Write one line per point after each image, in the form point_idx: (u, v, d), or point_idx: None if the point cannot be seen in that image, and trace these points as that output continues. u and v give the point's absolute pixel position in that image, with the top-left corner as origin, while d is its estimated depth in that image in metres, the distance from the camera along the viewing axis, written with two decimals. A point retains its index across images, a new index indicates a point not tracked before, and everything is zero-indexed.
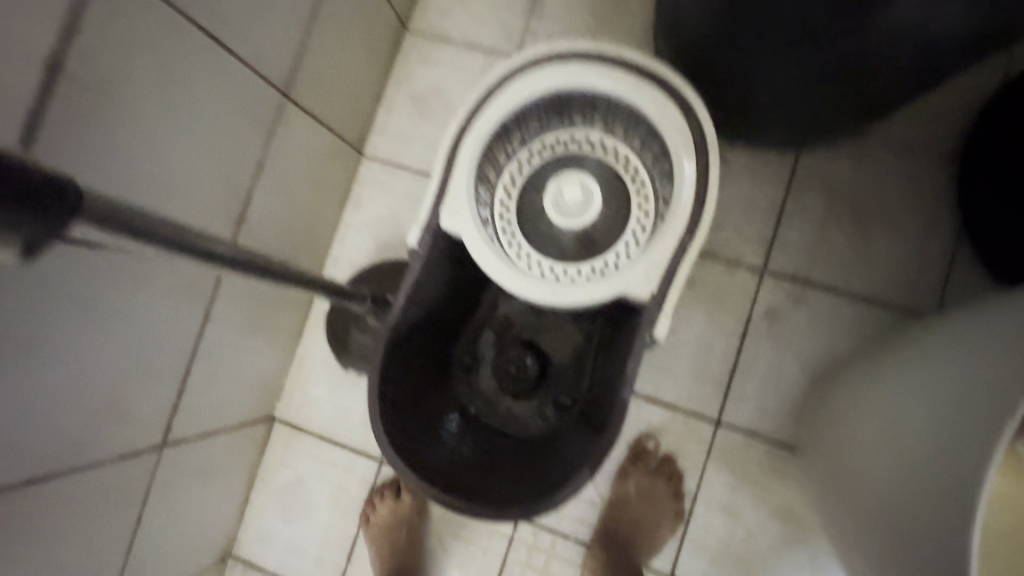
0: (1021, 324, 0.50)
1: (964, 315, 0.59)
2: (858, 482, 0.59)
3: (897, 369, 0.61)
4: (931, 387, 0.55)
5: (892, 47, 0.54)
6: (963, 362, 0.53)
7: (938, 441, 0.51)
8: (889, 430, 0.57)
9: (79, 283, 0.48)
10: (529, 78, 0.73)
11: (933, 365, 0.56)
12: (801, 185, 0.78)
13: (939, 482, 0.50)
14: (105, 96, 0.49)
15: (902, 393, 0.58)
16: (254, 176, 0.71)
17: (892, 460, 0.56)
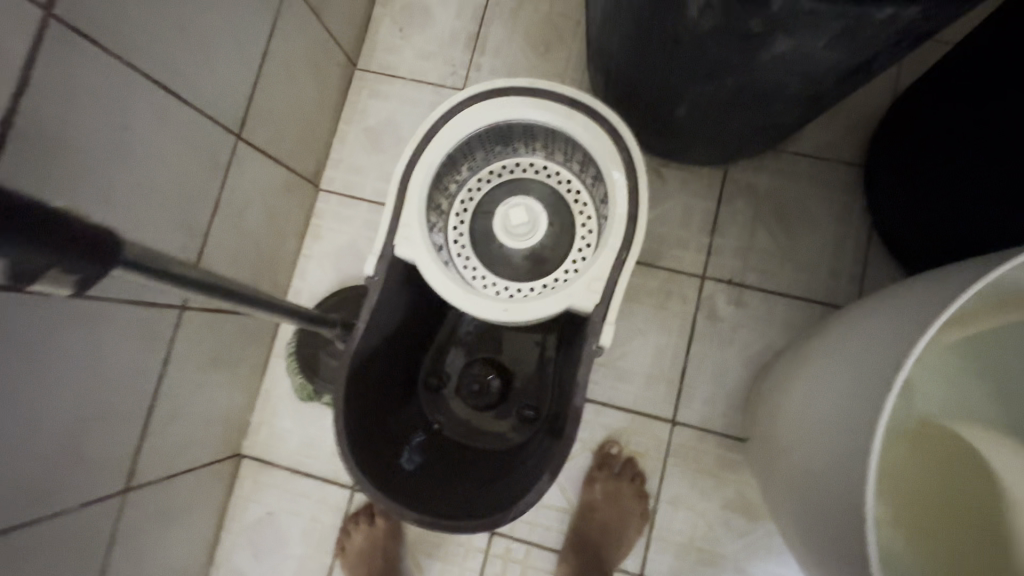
0: (912, 311, 0.55)
1: (872, 306, 0.63)
2: (796, 470, 0.62)
3: (823, 358, 0.65)
4: (845, 371, 0.59)
5: (796, 73, 0.58)
6: (869, 346, 0.57)
7: (844, 419, 0.55)
8: (813, 415, 0.61)
9: (39, 343, 0.54)
10: (470, 108, 0.68)
11: (848, 352, 0.61)
12: (732, 197, 0.88)
13: (846, 459, 0.53)
14: (64, 146, 0.51)
15: (824, 379, 0.62)
16: (211, 220, 0.73)
17: (817, 443, 0.59)
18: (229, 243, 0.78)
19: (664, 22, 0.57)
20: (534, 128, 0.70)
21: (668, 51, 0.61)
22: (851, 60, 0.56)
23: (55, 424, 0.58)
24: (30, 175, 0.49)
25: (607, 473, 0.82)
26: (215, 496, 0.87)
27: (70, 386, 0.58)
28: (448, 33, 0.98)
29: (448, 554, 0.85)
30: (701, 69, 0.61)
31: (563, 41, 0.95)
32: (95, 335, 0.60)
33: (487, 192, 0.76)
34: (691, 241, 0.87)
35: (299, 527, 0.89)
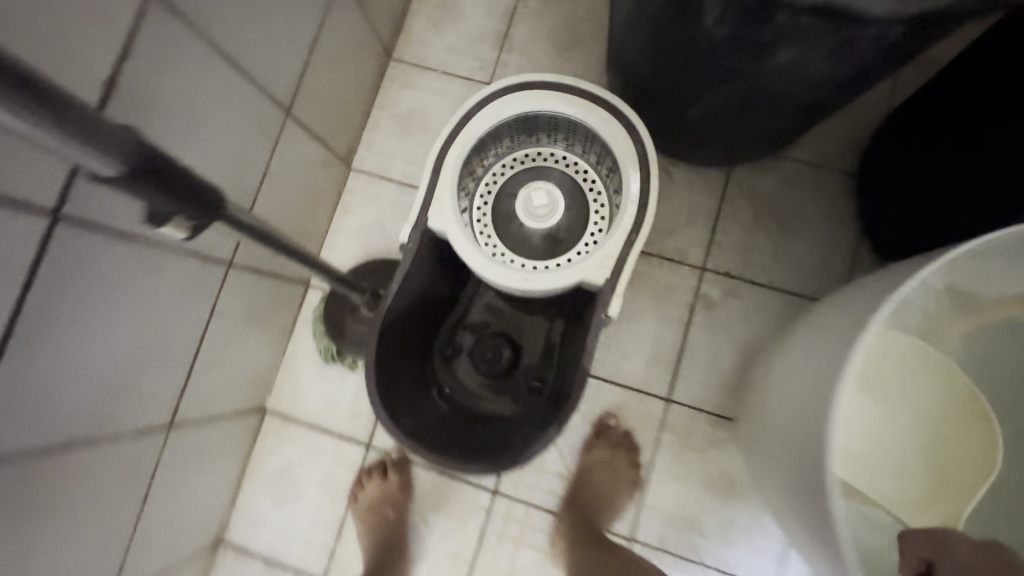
0: (882, 290, 0.61)
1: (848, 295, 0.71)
2: (776, 437, 0.69)
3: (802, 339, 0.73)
4: (820, 345, 0.66)
5: (797, 84, 0.65)
6: (841, 322, 0.64)
7: (815, 385, 0.63)
8: (792, 384, 0.68)
9: (117, 281, 0.61)
10: (500, 99, 0.76)
11: (824, 328, 0.68)
12: (734, 196, 0.95)
13: (814, 417, 0.61)
14: (153, 107, 0.58)
15: (804, 352, 0.69)
16: (258, 187, 0.81)
17: (793, 407, 0.66)
18: (271, 210, 0.85)
19: (681, 34, 0.64)
20: (557, 121, 0.78)
21: (683, 59, 0.68)
22: (845, 75, 0.63)
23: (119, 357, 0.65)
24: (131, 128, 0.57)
25: (602, 445, 0.90)
26: (239, 445, 0.94)
27: (134, 323, 0.65)
28: (479, 31, 1.05)
29: (453, 510, 0.92)
30: (713, 76, 0.68)
31: (586, 44, 1.03)
32: (161, 279, 0.67)
33: (511, 178, 0.83)
34: (694, 235, 0.94)
35: (316, 479, 0.96)
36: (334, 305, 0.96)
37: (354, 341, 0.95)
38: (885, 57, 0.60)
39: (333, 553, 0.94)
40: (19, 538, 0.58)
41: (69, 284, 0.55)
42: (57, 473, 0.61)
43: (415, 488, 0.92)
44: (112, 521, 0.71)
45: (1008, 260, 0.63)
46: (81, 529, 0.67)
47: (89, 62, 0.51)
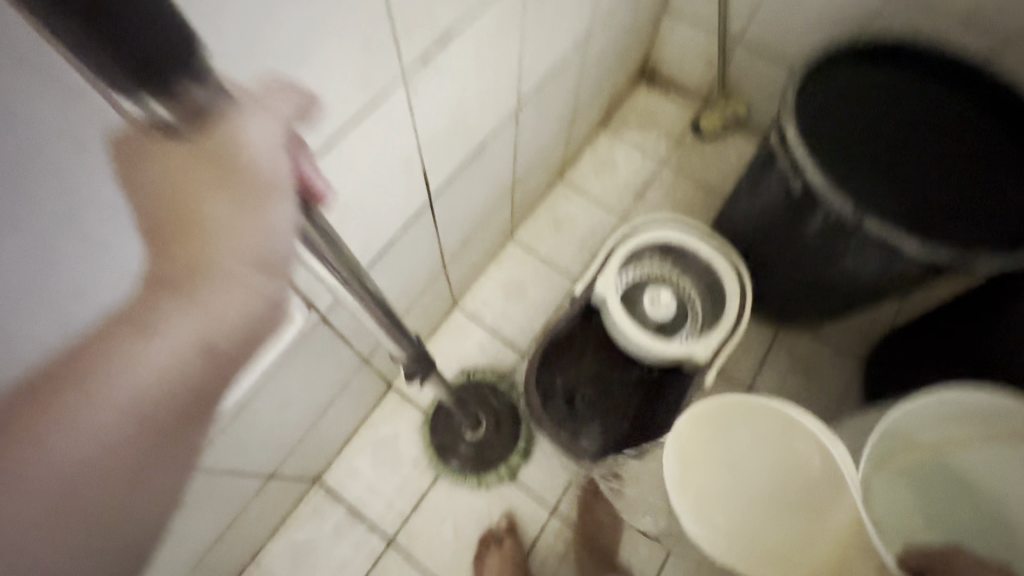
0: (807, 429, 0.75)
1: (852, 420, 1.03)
2: None
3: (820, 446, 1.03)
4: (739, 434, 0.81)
5: (838, 288, 1.03)
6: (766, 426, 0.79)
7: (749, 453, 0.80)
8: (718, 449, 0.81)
9: (414, 248, 0.92)
10: (656, 229, 1.14)
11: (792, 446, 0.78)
12: (779, 349, 1.30)
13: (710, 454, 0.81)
14: (482, 161, 0.96)
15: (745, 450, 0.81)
16: (477, 227, 1.15)
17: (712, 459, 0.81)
18: (471, 245, 1.19)
19: (782, 231, 1.02)
20: (686, 255, 1.15)
21: (774, 247, 1.07)
22: (874, 295, 1.00)
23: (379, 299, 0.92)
24: (471, 171, 0.94)
25: (595, 506, 1.11)
26: (367, 405, 1.15)
27: (396, 279, 0.93)
28: (624, 184, 1.50)
29: (517, 515, 1.12)
30: (790, 264, 1.06)
31: (695, 216, 1.47)
32: (423, 256, 0.98)
33: (638, 281, 1.18)
34: (745, 365, 1.28)
35: (412, 454, 1.15)
36: (437, 428, 1.16)
37: (456, 457, 1.14)
38: (894, 293, 0.99)
39: (405, 520, 1.10)
40: (282, 394, 0.80)
41: (406, 239, 0.87)
42: (331, 357, 0.87)
43: (492, 487, 1.13)
44: (307, 414, 0.93)
45: (956, 416, 0.89)
46: (300, 407, 0.88)
47: (486, 127, 0.89)
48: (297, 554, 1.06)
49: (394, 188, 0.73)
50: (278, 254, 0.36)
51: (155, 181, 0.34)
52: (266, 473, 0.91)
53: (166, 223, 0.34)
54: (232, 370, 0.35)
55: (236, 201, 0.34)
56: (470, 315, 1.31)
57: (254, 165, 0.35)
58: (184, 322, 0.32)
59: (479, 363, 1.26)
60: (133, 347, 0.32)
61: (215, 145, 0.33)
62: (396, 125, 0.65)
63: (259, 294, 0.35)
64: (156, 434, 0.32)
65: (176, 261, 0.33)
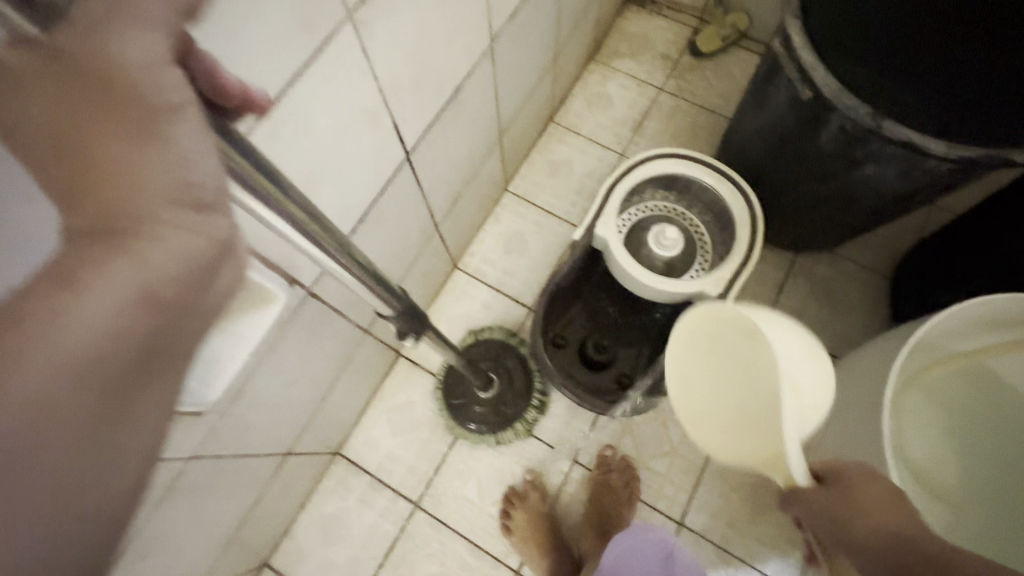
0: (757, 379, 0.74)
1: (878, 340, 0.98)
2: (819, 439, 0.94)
3: (843, 369, 0.99)
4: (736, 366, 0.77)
5: (855, 196, 0.95)
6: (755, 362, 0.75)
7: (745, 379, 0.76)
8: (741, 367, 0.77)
9: (400, 208, 0.87)
10: (658, 160, 1.05)
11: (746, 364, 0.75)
12: (796, 274, 1.24)
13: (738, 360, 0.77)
14: (461, 107, 0.88)
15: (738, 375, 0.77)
16: (468, 180, 1.09)
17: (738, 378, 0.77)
18: (464, 200, 1.13)
19: (795, 142, 0.93)
20: (691, 184, 1.07)
21: (786, 161, 0.99)
22: (895, 201, 0.93)
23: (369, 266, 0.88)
24: (450, 118, 0.86)
25: (613, 458, 1.12)
26: (378, 374, 1.14)
27: (387, 243, 0.89)
28: (621, 118, 1.41)
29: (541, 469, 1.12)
30: (803, 176, 0.99)
31: (699, 144, 1.38)
32: (412, 216, 0.93)
33: (642, 218, 1.11)
34: (761, 295, 1.22)
35: (429, 419, 1.15)
36: (450, 391, 1.14)
37: (471, 417, 1.12)
38: (920, 197, 0.91)
39: (428, 483, 1.11)
40: (281, 374, 0.78)
41: (389, 200, 0.82)
42: (329, 331, 0.84)
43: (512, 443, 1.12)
44: (315, 389, 0.91)
45: (988, 327, 0.85)
46: (305, 384, 0.87)
47: (459, 68, 0.81)
48: (327, 525, 1.08)
49: (365, 144, 0.68)
50: (210, 188, 0.27)
51: (9, 109, 0.24)
52: (281, 452, 0.91)
53: (53, 162, 0.24)
54: (171, 343, 0.26)
55: (137, 129, 0.25)
56: (472, 274, 1.26)
57: (152, 86, 0.26)
58: (113, 272, 0.23)
59: (486, 322, 1.23)
60: (35, 324, 0.21)
61: (98, 61, 0.25)
62: (353, 72, 0.59)
63: (201, 235, 0.26)
64: (81, 439, 0.23)
65: (79, 208, 0.24)
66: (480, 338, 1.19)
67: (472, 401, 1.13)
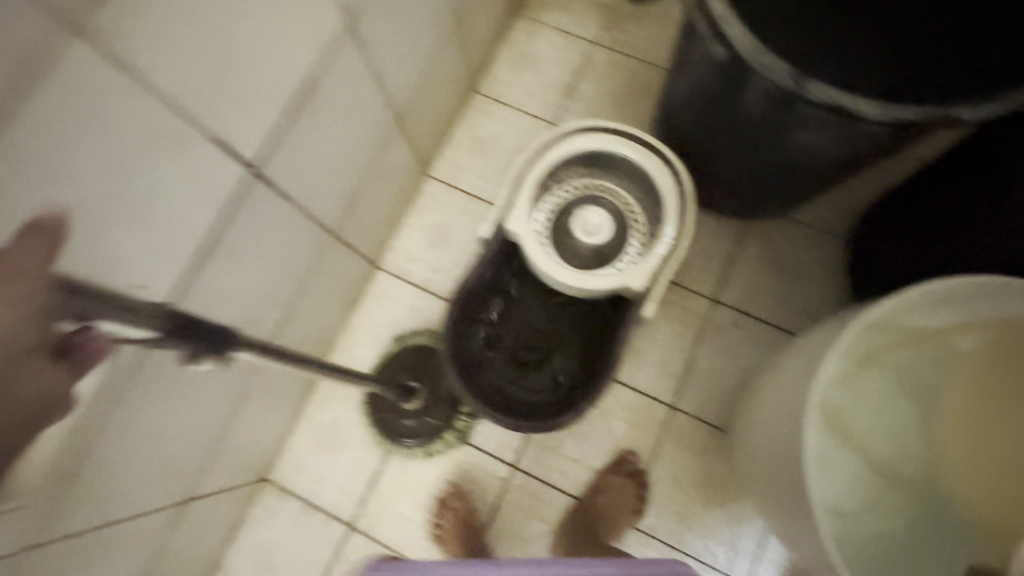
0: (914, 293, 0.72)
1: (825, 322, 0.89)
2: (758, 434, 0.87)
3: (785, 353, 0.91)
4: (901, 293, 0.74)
5: (793, 163, 0.84)
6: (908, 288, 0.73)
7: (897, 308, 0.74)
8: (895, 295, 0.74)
9: (267, 221, 0.76)
10: (576, 136, 0.93)
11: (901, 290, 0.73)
12: (747, 245, 1.13)
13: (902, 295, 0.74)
14: (323, 99, 0.75)
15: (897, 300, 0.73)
16: (366, 173, 0.97)
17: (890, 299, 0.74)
18: (368, 196, 1.01)
19: (720, 107, 0.81)
20: (616, 160, 0.95)
21: (714, 128, 0.87)
22: (836, 165, 0.82)
23: (238, 295, 0.77)
24: (310, 115, 0.73)
25: (554, 460, 1.06)
26: (299, 392, 1.07)
27: (260, 266, 0.78)
28: (551, 80, 1.26)
29: (478, 480, 1.05)
30: (736, 145, 0.86)
31: (638, 104, 1.23)
32: (289, 228, 0.81)
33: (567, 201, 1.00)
34: (709, 271, 1.12)
35: (357, 435, 1.08)
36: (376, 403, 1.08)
37: (400, 429, 1.06)
38: (864, 158, 0.79)
39: (361, 503, 1.05)
40: (144, 430, 0.69)
41: (243, 219, 0.70)
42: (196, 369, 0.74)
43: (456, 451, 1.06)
44: (207, 428, 0.83)
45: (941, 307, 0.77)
46: (188, 428, 0.78)
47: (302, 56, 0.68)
48: (259, 554, 1.04)
49: (173, 166, 0.57)
50: (53, 298, 0.41)
51: None
52: (176, 499, 0.83)
53: None
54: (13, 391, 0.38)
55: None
56: (394, 274, 1.16)
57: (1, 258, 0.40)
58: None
59: (412, 324, 1.13)
60: None
61: None
62: (116, 91, 0.49)
63: (44, 324, 0.40)
64: None
65: None
66: (405, 346, 1.11)
67: (400, 412, 1.06)
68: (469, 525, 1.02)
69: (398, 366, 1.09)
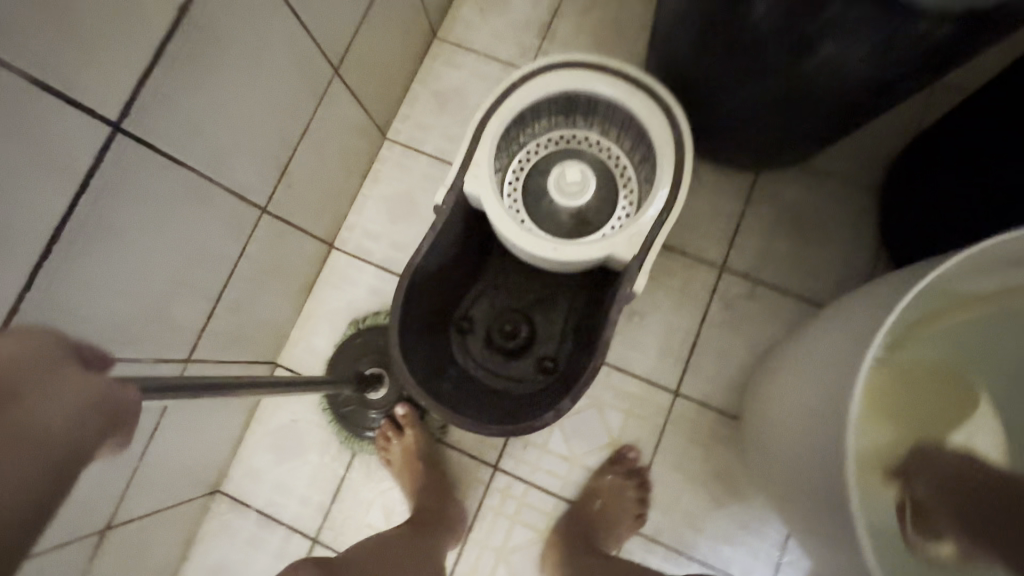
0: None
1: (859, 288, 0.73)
2: (775, 425, 0.72)
3: (808, 327, 0.76)
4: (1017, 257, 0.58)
5: (817, 90, 0.66)
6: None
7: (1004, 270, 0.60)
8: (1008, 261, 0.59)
9: (159, 194, 0.60)
10: (548, 75, 0.76)
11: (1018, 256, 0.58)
12: (758, 201, 0.96)
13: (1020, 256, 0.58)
14: (216, 36, 0.59)
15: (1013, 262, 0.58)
16: (301, 135, 0.81)
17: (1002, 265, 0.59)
18: (309, 164, 0.86)
19: (723, 20, 0.63)
20: (597, 103, 0.78)
21: (716, 53, 0.69)
22: (872, 88, 0.64)
23: (136, 288, 0.63)
24: (195, 56, 0.57)
25: (541, 458, 0.93)
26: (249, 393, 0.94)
27: (162, 250, 0.64)
28: (524, 20, 1.08)
29: (456, 484, 0.93)
30: (744, 73, 0.69)
31: (627, 42, 1.05)
32: (197, 203, 0.66)
33: (543, 157, 0.84)
34: (715, 233, 0.96)
35: (318, 438, 0.96)
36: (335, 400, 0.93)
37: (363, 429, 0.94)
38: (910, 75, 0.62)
39: (326, 513, 0.93)
40: None
41: (115, 193, 0.55)
42: None
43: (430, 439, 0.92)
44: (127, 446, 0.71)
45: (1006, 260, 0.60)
46: None
47: None
48: (216, 573, 0.93)
49: None
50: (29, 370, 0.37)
51: None
52: (98, 528, 0.71)
53: None
54: None
55: None
56: (352, 254, 1.01)
57: None
58: None
59: (375, 310, 0.99)
60: None
61: None
62: None
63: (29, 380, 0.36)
64: None
65: None
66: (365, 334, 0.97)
67: (361, 408, 0.94)
68: (416, 463, 0.90)
69: (357, 358, 0.96)
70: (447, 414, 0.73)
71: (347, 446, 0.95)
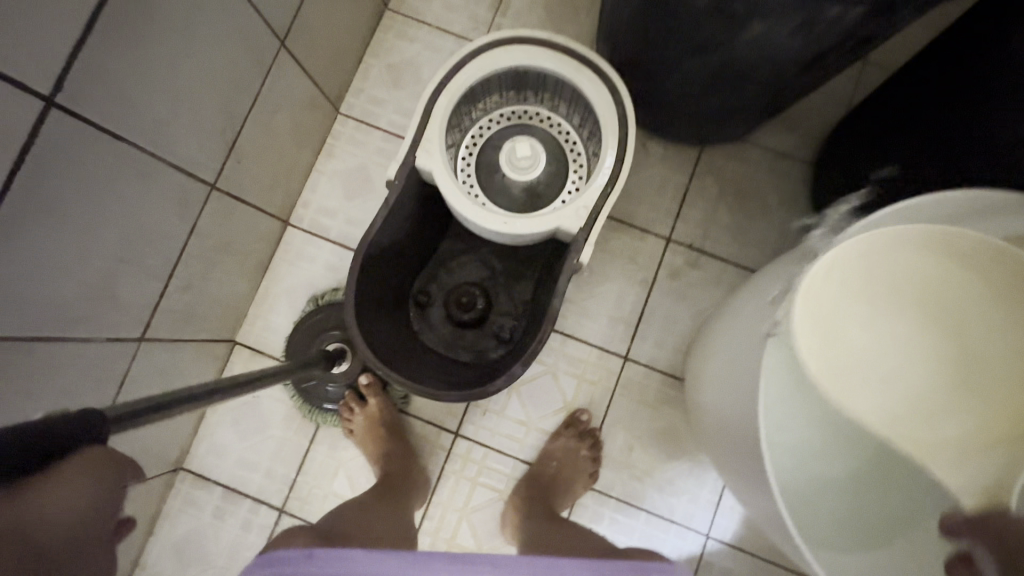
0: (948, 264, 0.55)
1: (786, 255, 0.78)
2: (711, 383, 0.78)
3: (742, 293, 0.81)
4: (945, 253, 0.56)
5: (749, 67, 0.70)
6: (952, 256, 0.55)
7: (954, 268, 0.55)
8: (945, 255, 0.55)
9: (100, 171, 0.60)
10: (496, 51, 0.77)
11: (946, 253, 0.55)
12: (703, 175, 1.01)
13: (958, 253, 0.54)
14: (151, 6, 0.57)
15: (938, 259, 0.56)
16: (248, 110, 0.80)
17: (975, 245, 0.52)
18: (259, 139, 0.85)
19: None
20: (546, 79, 0.80)
21: (657, 31, 0.72)
22: (798, 66, 0.68)
23: (81, 267, 0.62)
24: (129, 27, 0.56)
25: (500, 423, 0.97)
26: (207, 370, 0.95)
27: (108, 230, 0.64)
28: None
29: (418, 451, 0.96)
30: (683, 51, 0.72)
31: (579, 17, 1.06)
32: (140, 180, 0.66)
33: (495, 132, 0.86)
34: (663, 206, 1.00)
35: (280, 412, 0.97)
36: (296, 381, 0.92)
37: (325, 400, 0.96)
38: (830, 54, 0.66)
39: (292, 485, 0.96)
40: None
41: (54, 169, 0.55)
42: (37, 357, 0.61)
43: (393, 408, 0.95)
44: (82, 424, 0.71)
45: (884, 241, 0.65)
46: None
47: None
48: (183, 547, 0.95)
49: None
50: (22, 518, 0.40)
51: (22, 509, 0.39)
52: None
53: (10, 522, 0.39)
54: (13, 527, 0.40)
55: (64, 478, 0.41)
56: (308, 231, 1.01)
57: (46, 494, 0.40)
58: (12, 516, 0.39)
59: (333, 286, 1.01)
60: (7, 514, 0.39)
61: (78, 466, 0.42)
62: None
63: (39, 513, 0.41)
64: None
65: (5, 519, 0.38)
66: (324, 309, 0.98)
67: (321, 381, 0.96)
68: (380, 430, 0.93)
69: (316, 332, 0.97)
70: (405, 382, 0.75)
71: (310, 418, 0.97)
